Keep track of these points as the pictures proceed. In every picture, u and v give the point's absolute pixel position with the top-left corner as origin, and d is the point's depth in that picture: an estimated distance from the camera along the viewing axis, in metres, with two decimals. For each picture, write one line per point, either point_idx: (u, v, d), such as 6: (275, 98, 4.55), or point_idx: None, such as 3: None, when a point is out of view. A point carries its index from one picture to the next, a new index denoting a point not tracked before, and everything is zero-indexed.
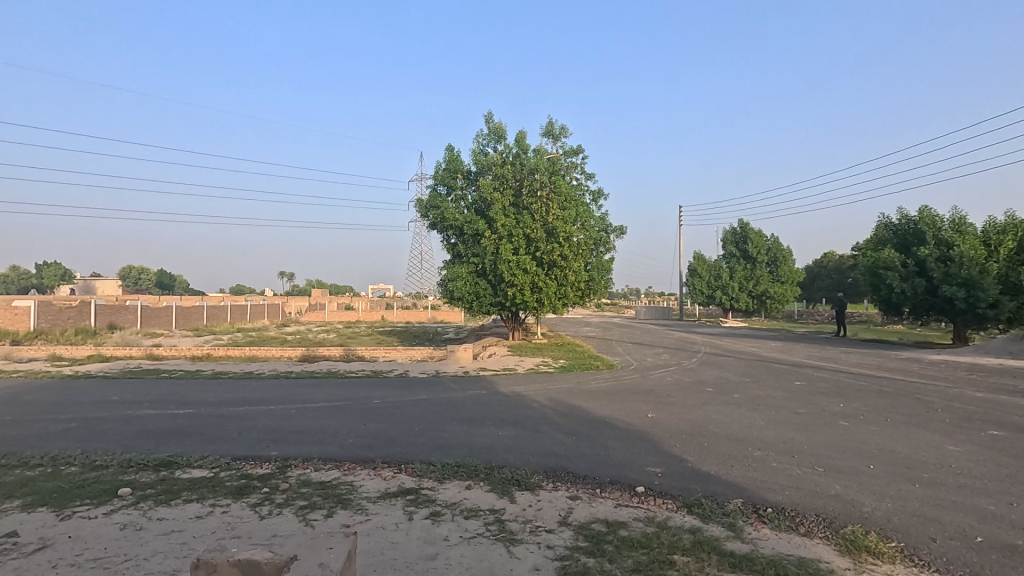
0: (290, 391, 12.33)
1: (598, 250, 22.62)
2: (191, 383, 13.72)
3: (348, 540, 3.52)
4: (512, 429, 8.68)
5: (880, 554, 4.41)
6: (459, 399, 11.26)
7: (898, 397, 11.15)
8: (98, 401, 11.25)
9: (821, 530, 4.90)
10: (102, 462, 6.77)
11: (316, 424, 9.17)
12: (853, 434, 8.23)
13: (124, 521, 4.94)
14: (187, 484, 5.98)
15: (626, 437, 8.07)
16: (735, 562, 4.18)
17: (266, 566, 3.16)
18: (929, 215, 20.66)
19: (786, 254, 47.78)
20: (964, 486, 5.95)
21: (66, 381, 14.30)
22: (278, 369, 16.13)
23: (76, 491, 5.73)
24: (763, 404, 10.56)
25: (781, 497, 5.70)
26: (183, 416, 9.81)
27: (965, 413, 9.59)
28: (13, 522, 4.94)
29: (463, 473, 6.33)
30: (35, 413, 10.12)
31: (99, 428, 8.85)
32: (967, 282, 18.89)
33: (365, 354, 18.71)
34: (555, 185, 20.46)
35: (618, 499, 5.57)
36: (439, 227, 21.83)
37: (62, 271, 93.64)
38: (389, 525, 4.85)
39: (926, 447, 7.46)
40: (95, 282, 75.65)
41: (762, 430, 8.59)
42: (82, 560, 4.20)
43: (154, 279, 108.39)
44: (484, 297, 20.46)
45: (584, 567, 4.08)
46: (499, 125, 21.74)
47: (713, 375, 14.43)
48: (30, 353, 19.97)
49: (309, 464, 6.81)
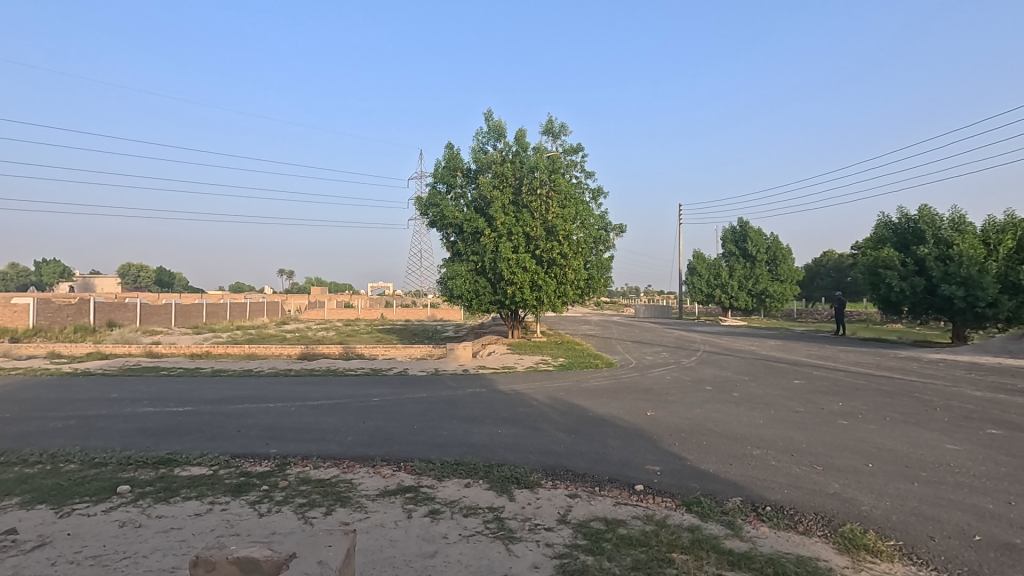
0: (290, 389, 12.33)
1: (598, 248, 22.59)
2: (190, 381, 13.73)
3: (347, 539, 3.51)
4: (511, 427, 8.66)
5: (879, 552, 4.41)
6: (458, 397, 11.24)
7: (897, 396, 11.11)
8: (98, 399, 11.27)
9: (820, 529, 4.90)
10: (102, 460, 6.77)
11: (316, 422, 9.16)
12: (853, 433, 8.22)
13: (123, 519, 4.94)
14: (187, 481, 5.98)
15: (625, 436, 8.05)
16: (735, 560, 4.18)
17: (265, 565, 3.15)
18: (928, 215, 20.64)
19: (786, 254, 47.75)
20: (963, 485, 5.94)
21: (64, 378, 14.27)
22: (277, 367, 16.12)
23: (74, 488, 5.73)
24: (763, 403, 10.56)
25: (780, 495, 5.70)
26: (182, 413, 9.81)
27: (964, 412, 9.57)
28: (13, 520, 4.95)
29: (462, 471, 6.33)
30: (35, 410, 10.13)
31: (99, 426, 8.86)
32: (966, 281, 18.88)
33: (365, 352, 18.70)
34: (555, 183, 20.44)
35: (616, 498, 5.58)
36: (438, 225, 21.81)
37: (61, 268, 94.01)
38: (388, 523, 4.85)
39: (925, 447, 7.45)
40: (95, 279, 75.67)
41: (761, 428, 8.58)
42: (82, 557, 4.21)
43: (154, 277, 108.46)
44: (484, 295, 20.46)
45: (582, 566, 4.08)
46: (499, 123, 21.72)
47: (712, 374, 14.40)
48: (30, 350, 20.00)
49: (309, 462, 6.82)
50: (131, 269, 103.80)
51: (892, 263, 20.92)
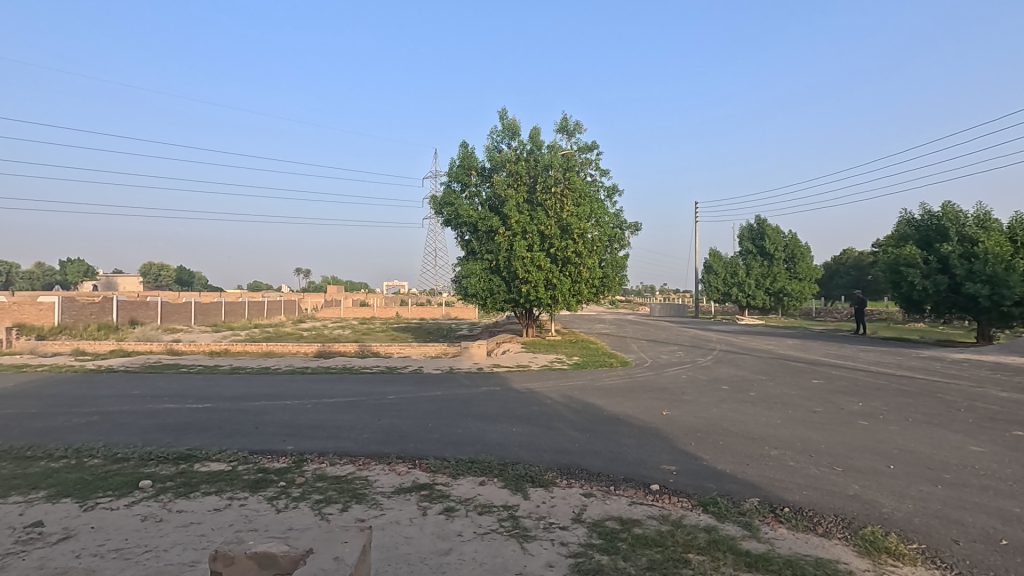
0: (307, 387, 12.46)
1: (612, 247, 22.50)
2: (208, 378, 13.92)
3: (363, 535, 3.54)
4: (525, 425, 8.69)
5: (901, 556, 4.35)
6: (472, 396, 11.29)
7: (919, 396, 10.93)
8: (121, 396, 11.45)
9: (839, 530, 4.84)
10: (123, 455, 6.89)
11: (332, 419, 9.26)
12: (874, 434, 8.06)
13: (144, 513, 5.04)
14: (206, 477, 6.08)
15: (640, 435, 8.03)
16: (751, 562, 4.14)
17: (282, 560, 3.20)
18: (952, 210, 20.29)
19: (805, 251, 47.09)
20: (988, 487, 5.83)
21: (88, 375, 14.52)
22: (293, 365, 16.26)
23: (98, 483, 5.84)
24: (781, 403, 10.41)
25: (798, 496, 5.65)
26: (201, 410, 9.98)
27: (988, 414, 9.39)
28: (38, 513, 5.06)
29: (477, 469, 6.36)
30: (60, 406, 10.36)
31: (121, 422, 9.02)
32: (991, 280, 18.48)
33: (380, 350, 18.88)
34: (569, 181, 20.41)
35: (632, 498, 5.56)
36: (453, 224, 21.91)
37: (85, 269, 96.63)
38: (403, 520, 4.88)
39: (948, 448, 7.34)
40: (116, 278, 77.37)
41: (780, 429, 8.45)
42: (104, 550, 4.29)
43: (175, 276, 110.49)
44: (499, 293, 20.45)
45: (597, 566, 4.07)
46: (514, 121, 21.74)
47: (729, 373, 14.28)
48: (55, 348, 20.33)
49: (325, 459, 6.90)
50: (151, 270, 105.26)
51: (915, 261, 20.55)
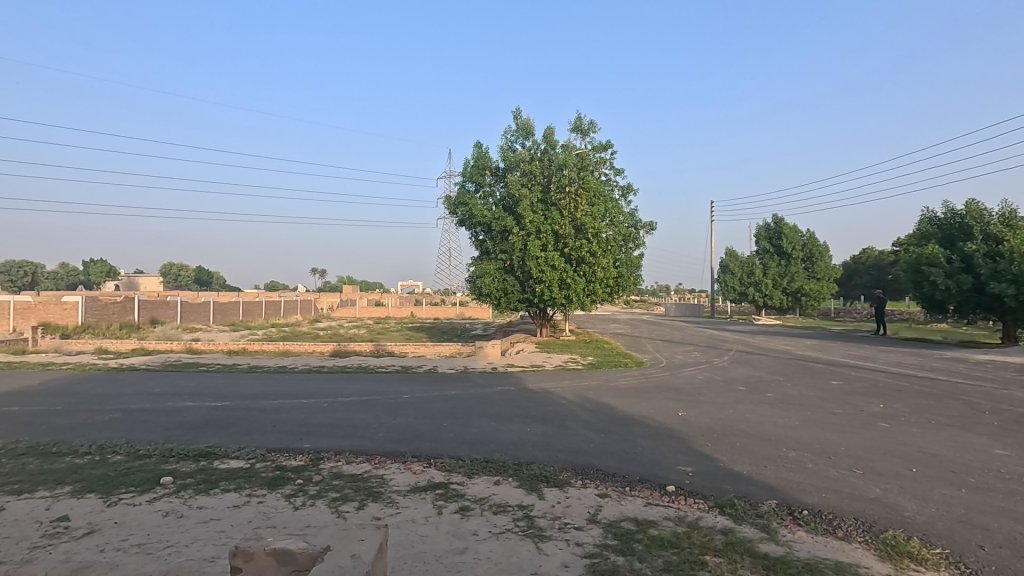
0: (323, 386, 12.57)
1: (627, 246, 22.41)
2: (226, 377, 14.09)
3: (379, 533, 3.57)
4: (540, 425, 8.69)
5: (924, 561, 4.28)
6: (487, 395, 11.31)
7: (941, 398, 10.73)
8: (142, 394, 11.62)
9: (860, 534, 4.77)
10: (145, 452, 7.01)
11: (348, 417, 9.32)
12: (895, 436, 7.94)
13: (166, 509, 5.12)
14: (225, 474, 6.16)
15: (656, 436, 7.98)
16: (769, 564, 4.10)
17: (300, 557, 3.23)
18: (976, 208, 19.89)
19: (823, 250, 46.47)
20: (1013, 492, 5.71)
21: (110, 374, 14.78)
22: (310, 364, 16.42)
23: (120, 479, 5.95)
24: (798, 404, 10.29)
25: (817, 499, 5.58)
26: (220, 408, 10.11)
27: (1013, 416, 9.20)
28: (63, 508, 5.17)
29: (491, 468, 6.37)
30: (83, 404, 10.56)
31: (141, 419, 9.17)
32: (1017, 279, 18.06)
33: (395, 350, 18.96)
34: (583, 181, 20.35)
35: (648, 498, 5.53)
36: (467, 224, 21.97)
37: (108, 270, 98.51)
38: (419, 519, 4.91)
39: (972, 451, 7.20)
40: (137, 278, 78.70)
41: (797, 431, 8.36)
42: (127, 545, 4.36)
43: (194, 277, 112.03)
44: (513, 293, 20.47)
45: (613, 566, 4.06)
46: (528, 121, 21.73)
47: (746, 373, 14.15)
48: (78, 347, 20.70)
49: (341, 457, 6.95)
50: (171, 270, 106.71)
51: (937, 260, 20.17)
